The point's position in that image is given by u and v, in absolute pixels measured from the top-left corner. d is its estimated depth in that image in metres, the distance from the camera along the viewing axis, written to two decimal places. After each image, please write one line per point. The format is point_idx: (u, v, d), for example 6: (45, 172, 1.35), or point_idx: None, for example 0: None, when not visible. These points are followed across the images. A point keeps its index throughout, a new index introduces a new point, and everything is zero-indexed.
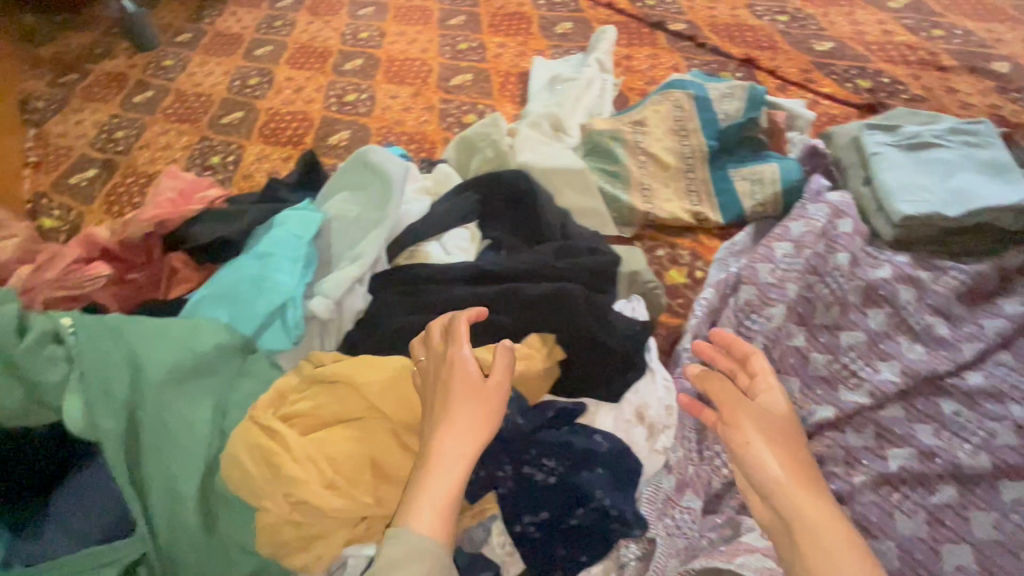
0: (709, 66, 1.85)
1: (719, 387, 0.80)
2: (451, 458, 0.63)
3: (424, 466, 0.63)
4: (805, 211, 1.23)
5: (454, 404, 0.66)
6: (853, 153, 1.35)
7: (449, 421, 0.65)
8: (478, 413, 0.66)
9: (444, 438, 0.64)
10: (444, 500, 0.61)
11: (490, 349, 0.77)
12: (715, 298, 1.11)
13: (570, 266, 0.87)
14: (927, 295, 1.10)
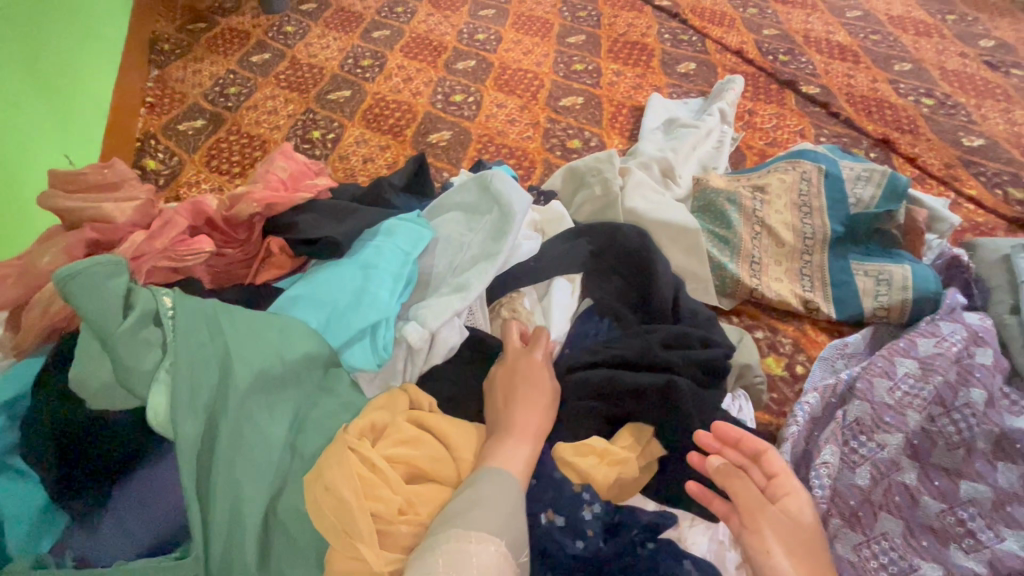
0: (839, 139, 1.72)
1: (741, 489, 0.71)
2: (528, 426, 0.72)
3: (499, 432, 0.71)
4: (938, 329, 1.09)
5: (526, 386, 0.75)
6: (1001, 274, 1.20)
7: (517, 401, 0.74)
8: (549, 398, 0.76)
9: (519, 413, 0.72)
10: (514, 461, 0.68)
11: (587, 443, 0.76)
12: (819, 407, 1.00)
13: (680, 360, 0.82)
14: None
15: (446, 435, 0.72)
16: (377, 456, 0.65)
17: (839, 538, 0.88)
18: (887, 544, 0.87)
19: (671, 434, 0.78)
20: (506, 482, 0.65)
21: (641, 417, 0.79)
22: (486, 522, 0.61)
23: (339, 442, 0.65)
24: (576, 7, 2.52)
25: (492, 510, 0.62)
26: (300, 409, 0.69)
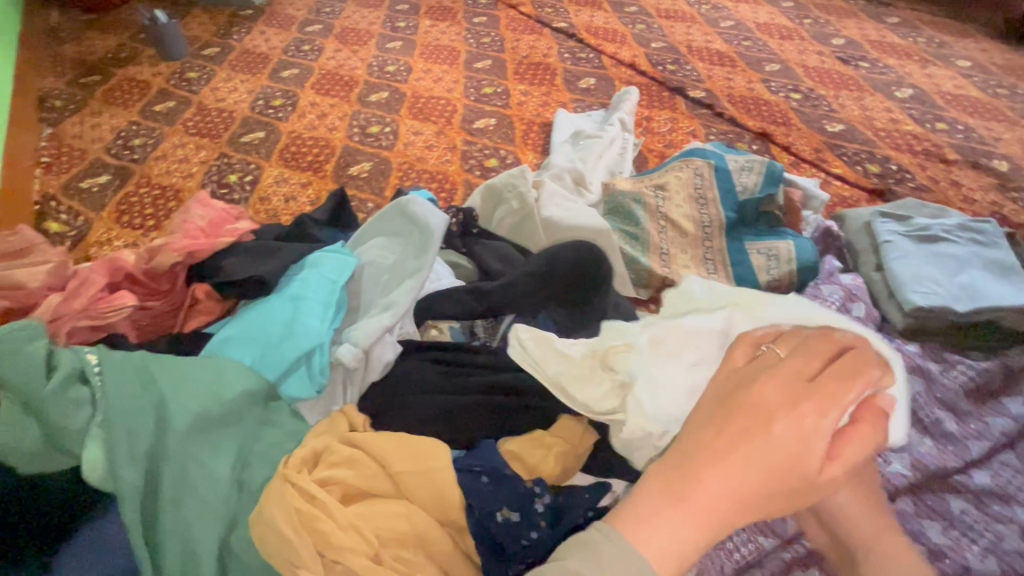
0: (725, 136, 1.93)
1: None
2: (732, 493, 0.51)
3: (672, 477, 0.53)
4: (819, 291, 1.27)
5: (752, 441, 0.53)
6: (865, 238, 1.40)
7: (732, 447, 0.53)
8: (767, 466, 0.52)
9: (709, 472, 0.52)
10: (665, 530, 0.51)
11: (523, 443, 0.76)
12: None
13: None
14: (937, 388, 1.12)
15: (375, 451, 0.70)
16: (311, 485, 0.66)
17: None
18: None
19: (605, 425, 0.80)
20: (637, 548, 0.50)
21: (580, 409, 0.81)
22: (610, 565, 0.50)
23: (283, 476, 0.66)
24: (480, 34, 2.65)
25: (618, 547, 0.51)
26: (243, 444, 0.71)
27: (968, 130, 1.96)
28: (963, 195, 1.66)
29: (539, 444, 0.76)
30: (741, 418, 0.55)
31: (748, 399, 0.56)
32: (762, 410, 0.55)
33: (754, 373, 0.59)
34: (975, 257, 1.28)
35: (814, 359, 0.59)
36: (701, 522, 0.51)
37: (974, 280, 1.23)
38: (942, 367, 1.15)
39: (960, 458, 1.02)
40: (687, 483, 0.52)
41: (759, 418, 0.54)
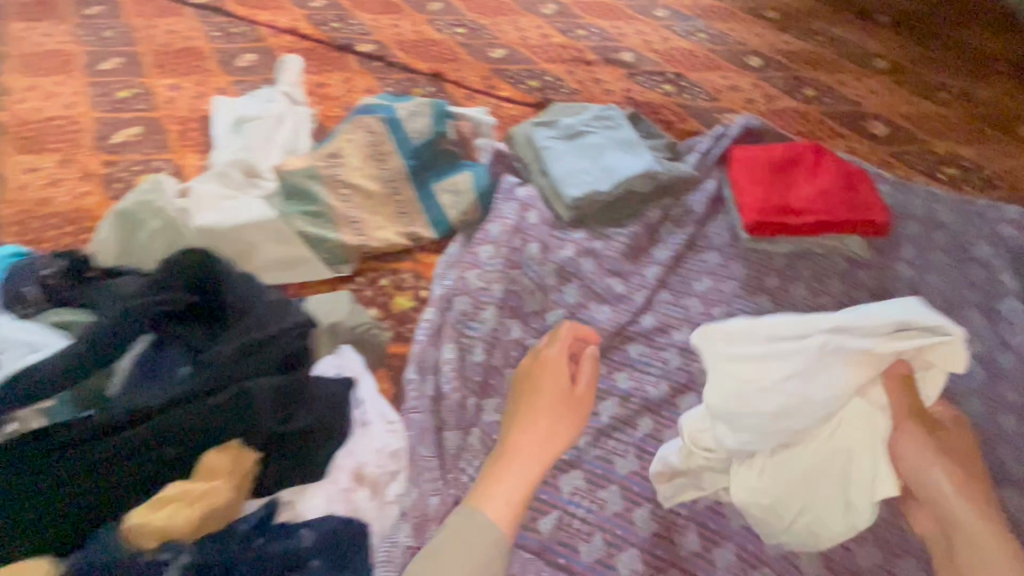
0: (402, 87, 1.92)
1: (549, 381, 0.95)
2: (530, 453, 0.88)
3: (508, 457, 0.87)
4: (500, 212, 1.35)
5: (537, 410, 0.92)
6: (529, 149, 1.51)
7: (525, 430, 0.90)
8: (559, 416, 0.92)
9: (520, 453, 0.87)
10: (503, 503, 0.83)
11: (160, 507, 0.81)
12: (436, 317, 1.13)
13: (252, 368, 0.92)
14: (604, 261, 1.29)
15: None
16: None
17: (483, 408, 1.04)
18: None
19: (262, 440, 0.89)
20: (488, 512, 0.82)
21: (230, 433, 0.87)
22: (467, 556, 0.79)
23: None
24: (95, 25, 2.14)
25: (473, 535, 0.80)
26: None
27: (601, 30, 2.25)
28: (604, 88, 1.92)
29: (169, 503, 0.82)
30: (548, 402, 0.93)
31: (537, 396, 0.94)
32: (566, 402, 0.93)
33: (536, 363, 0.98)
34: (609, 141, 1.48)
35: (555, 353, 0.98)
36: (523, 492, 0.84)
37: (610, 161, 1.42)
38: (604, 241, 1.32)
39: (630, 313, 1.21)
40: (514, 458, 0.87)
41: (544, 394, 0.93)
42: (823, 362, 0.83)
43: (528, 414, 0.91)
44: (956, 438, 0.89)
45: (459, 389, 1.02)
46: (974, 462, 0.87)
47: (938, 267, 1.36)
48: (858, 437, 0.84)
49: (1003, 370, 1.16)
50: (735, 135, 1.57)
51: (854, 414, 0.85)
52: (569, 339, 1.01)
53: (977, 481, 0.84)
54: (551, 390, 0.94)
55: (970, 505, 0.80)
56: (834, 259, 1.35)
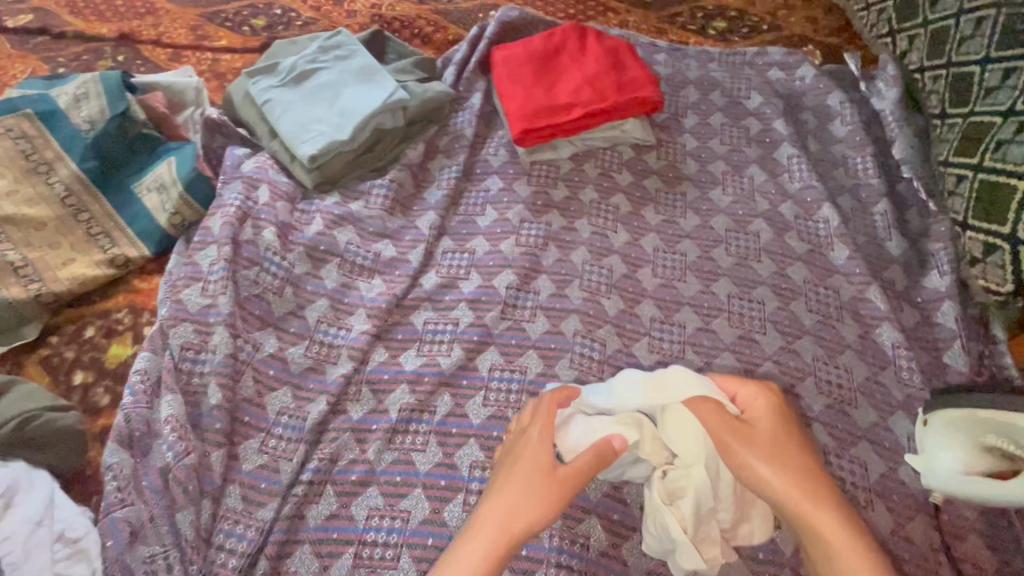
0: (79, 60, 1.44)
1: (525, 446, 0.76)
2: (492, 532, 0.69)
3: (470, 530, 0.70)
4: (221, 200, 1.06)
5: (512, 483, 0.73)
6: (250, 108, 1.21)
7: (501, 493, 0.73)
8: (531, 493, 0.72)
9: (489, 507, 0.72)
10: (464, 571, 0.66)
11: None
12: (150, 363, 0.86)
13: None
14: (365, 224, 1.08)
15: None
16: None
17: (239, 456, 0.83)
18: (285, 418, 0.87)
19: None
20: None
21: None
22: None
23: None
24: None
25: None
26: None
27: None
28: (347, 9, 1.59)
29: None
30: (531, 464, 0.74)
31: (517, 467, 0.75)
32: (546, 478, 0.73)
33: (523, 434, 0.78)
34: (342, 74, 1.20)
35: (537, 433, 0.77)
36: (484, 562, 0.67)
37: (346, 99, 1.16)
38: (360, 201, 1.11)
39: (406, 278, 1.02)
40: (476, 530, 0.70)
41: (524, 461, 0.75)
42: (665, 391, 0.79)
43: (506, 471, 0.75)
44: (766, 419, 0.78)
45: (191, 450, 0.79)
46: (793, 443, 0.76)
47: (719, 130, 1.29)
48: (674, 432, 0.76)
49: (787, 222, 1.14)
50: (492, 35, 1.38)
51: (666, 381, 0.80)
52: (550, 406, 0.79)
53: (783, 451, 0.75)
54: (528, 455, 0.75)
55: (781, 493, 0.72)
56: (618, 149, 1.25)
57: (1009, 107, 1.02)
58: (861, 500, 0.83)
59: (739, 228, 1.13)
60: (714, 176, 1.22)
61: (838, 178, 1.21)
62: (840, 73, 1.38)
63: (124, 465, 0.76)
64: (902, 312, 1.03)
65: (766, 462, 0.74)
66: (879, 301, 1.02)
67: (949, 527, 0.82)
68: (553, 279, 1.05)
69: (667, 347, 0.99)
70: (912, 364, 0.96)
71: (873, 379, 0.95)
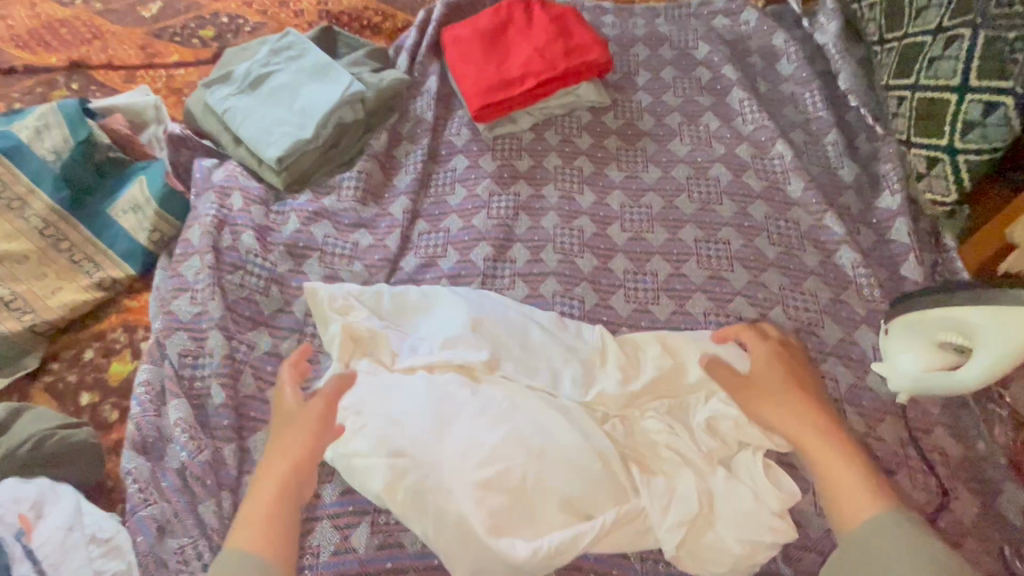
0: (34, 93, 1.44)
1: (290, 429, 0.82)
2: (272, 488, 0.76)
3: (253, 493, 0.76)
4: (196, 211, 1.09)
5: (282, 436, 0.81)
6: (212, 118, 1.23)
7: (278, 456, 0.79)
8: (290, 447, 0.79)
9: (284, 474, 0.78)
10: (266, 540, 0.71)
11: None
12: (152, 374, 0.90)
13: None
14: (340, 217, 1.11)
15: None
16: None
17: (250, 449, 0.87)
18: None
19: None
20: (242, 542, 0.70)
21: None
22: None
23: None
24: None
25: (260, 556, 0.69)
26: None
27: None
28: (294, 9, 1.59)
29: None
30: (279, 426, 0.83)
31: (283, 422, 0.83)
32: (288, 418, 0.83)
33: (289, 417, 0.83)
34: (297, 74, 1.22)
35: (287, 391, 0.85)
36: (265, 519, 0.72)
37: (304, 98, 1.18)
38: (332, 195, 1.14)
39: (387, 262, 1.06)
40: (257, 493, 0.75)
41: (296, 420, 0.82)
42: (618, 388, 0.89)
43: (276, 445, 0.81)
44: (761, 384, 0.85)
45: (204, 447, 0.84)
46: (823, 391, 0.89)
47: (671, 83, 1.33)
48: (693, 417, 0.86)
49: (744, 162, 1.19)
50: (440, 17, 1.39)
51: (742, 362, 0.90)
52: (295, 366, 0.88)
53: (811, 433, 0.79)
54: (287, 425, 0.82)
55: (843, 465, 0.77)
56: (576, 114, 1.28)
57: (937, 25, 1.05)
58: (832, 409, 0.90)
59: (699, 175, 1.18)
60: (670, 128, 1.26)
61: (789, 115, 1.26)
62: (783, 13, 1.42)
63: (143, 468, 0.81)
64: (859, 234, 1.08)
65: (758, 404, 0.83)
66: (836, 227, 1.08)
67: (915, 422, 0.88)
68: (528, 246, 1.09)
69: (643, 295, 1.04)
70: (871, 281, 1.02)
71: (836, 299, 1.01)
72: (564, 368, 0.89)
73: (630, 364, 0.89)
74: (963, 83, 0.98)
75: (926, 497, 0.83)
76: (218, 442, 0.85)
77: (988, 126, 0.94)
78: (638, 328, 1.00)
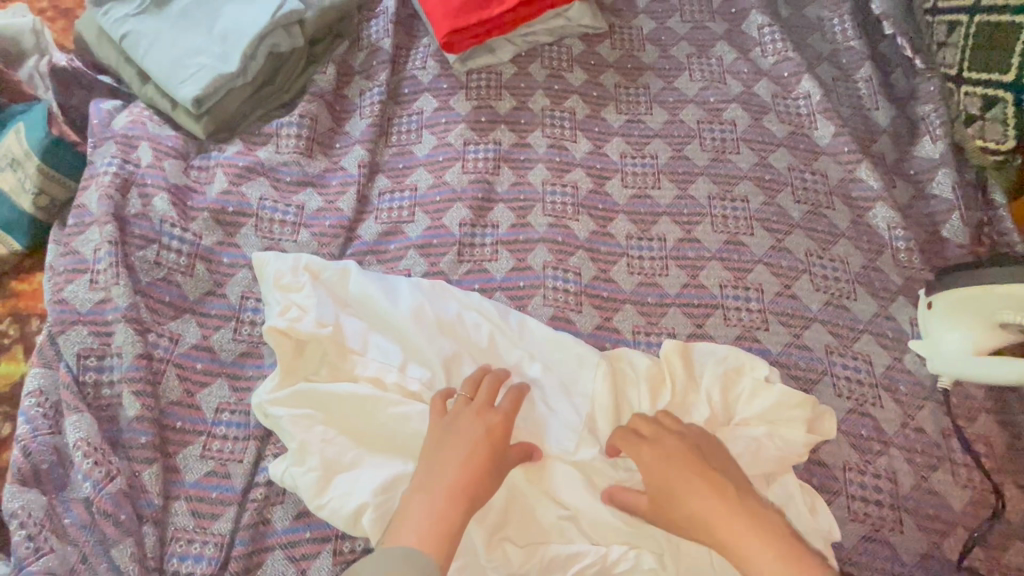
0: None
1: (464, 415, 0.67)
2: (441, 488, 0.61)
3: (418, 489, 0.62)
4: (92, 169, 0.86)
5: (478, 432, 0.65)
6: (108, 47, 0.97)
7: (445, 454, 0.64)
8: (471, 453, 0.64)
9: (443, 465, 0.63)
10: (419, 532, 0.58)
11: None
12: (46, 381, 0.72)
13: None
14: (278, 174, 0.90)
15: None
16: None
17: (177, 469, 0.71)
18: (226, 415, 0.75)
19: None
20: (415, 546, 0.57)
21: None
22: None
23: None
24: None
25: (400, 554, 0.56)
26: None
27: None
28: None
29: None
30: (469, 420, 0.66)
31: (456, 423, 0.66)
32: (474, 418, 0.66)
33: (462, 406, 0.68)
34: None
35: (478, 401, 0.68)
36: (438, 520, 0.59)
37: (226, 20, 0.93)
38: (269, 146, 0.92)
39: (340, 231, 0.87)
40: (422, 493, 0.61)
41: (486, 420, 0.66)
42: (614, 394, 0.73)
43: (441, 441, 0.65)
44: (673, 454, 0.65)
45: (116, 473, 0.67)
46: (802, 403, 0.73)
47: (678, 5, 1.11)
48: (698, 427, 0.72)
49: (764, 103, 1.01)
50: None
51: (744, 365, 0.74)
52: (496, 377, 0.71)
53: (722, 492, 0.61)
54: (464, 420, 0.67)
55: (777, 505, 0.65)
56: (566, 43, 1.06)
57: None
58: (866, 397, 0.78)
59: (712, 119, 1.00)
60: (678, 61, 1.06)
61: (815, 46, 1.07)
62: None
63: (34, 506, 0.64)
64: (895, 188, 0.93)
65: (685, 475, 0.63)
66: (871, 180, 0.92)
67: (959, 409, 0.78)
68: (512, 207, 0.91)
69: (648, 265, 0.88)
70: (909, 244, 0.88)
71: (870, 266, 0.87)
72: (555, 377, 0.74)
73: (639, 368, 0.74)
74: None
75: (972, 496, 0.73)
76: (134, 463, 0.69)
77: None
78: (644, 304, 0.85)
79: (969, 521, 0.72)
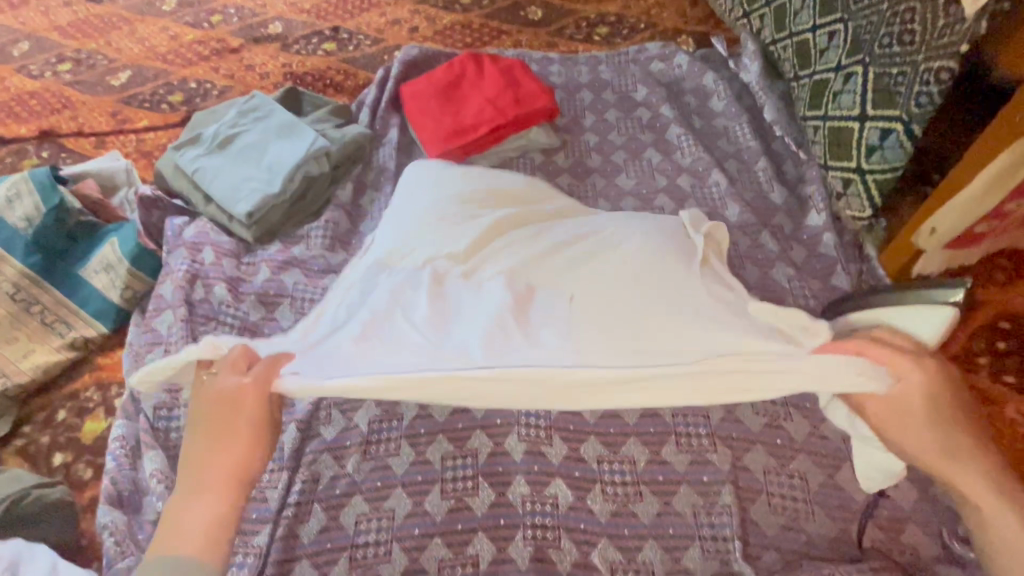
0: (5, 163, 1.49)
1: (214, 416, 0.72)
2: (216, 481, 0.71)
3: (190, 490, 0.70)
4: (168, 268, 1.13)
5: (227, 437, 0.72)
6: (182, 178, 1.29)
7: (207, 465, 0.71)
8: (226, 445, 0.72)
9: (204, 469, 0.71)
10: (200, 525, 0.68)
11: None
12: (129, 429, 0.92)
13: None
14: (308, 265, 1.16)
15: None
16: None
17: None
18: None
19: None
20: (181, 553, 0.66)
21: None
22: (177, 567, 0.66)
23: None
24: None
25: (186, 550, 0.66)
26: None
27: (240, 7, 1.89)
28: (260, 72, 1.69)
29: None
30: (220, 408, 0.72)
31: (217, 434, 0.72)
32: (228, 420, 0.72)
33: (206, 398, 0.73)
34: (265, 133, 1.29)
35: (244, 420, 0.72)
36: (213, 522, 0.68)
37: (273, 156, 1.25)
38: (301, 245, 1.19)
39: None
40: (197, 496, 0.70)
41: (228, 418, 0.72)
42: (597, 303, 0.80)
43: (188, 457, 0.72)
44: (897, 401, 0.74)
45: None
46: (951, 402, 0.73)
47: (615, 123, 1.44)
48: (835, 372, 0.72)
49: (684, 191, 1.29)
50: (397, 74, 1.50)
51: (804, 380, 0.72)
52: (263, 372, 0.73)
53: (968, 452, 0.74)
54: (209, 424, 0.72)
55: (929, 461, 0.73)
56: (529, 156, 1.37)
57: (837, 63, 1.19)
58: (779, 412, 0.97)
59: (645, 205, 1.27)
60: (617, 164, 1.36)
61: (723, 147, 1.38)
62: (711, 56, 1.55)
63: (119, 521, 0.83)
64: (793, 249, 1.18)
65: (911, 369, 0.71)
66: (770, 244, 1.18)
67: None
68: None
69: None
70: (805, 291, 1.11)
71: None
72: (470, 329, 0.78)
73: (622, 392, 0.72)
74: (862, 112, 1.11)
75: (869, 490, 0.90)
76: None
77: (886, 149, 1.07)
78: None
79: (867, 511, 0.88)
